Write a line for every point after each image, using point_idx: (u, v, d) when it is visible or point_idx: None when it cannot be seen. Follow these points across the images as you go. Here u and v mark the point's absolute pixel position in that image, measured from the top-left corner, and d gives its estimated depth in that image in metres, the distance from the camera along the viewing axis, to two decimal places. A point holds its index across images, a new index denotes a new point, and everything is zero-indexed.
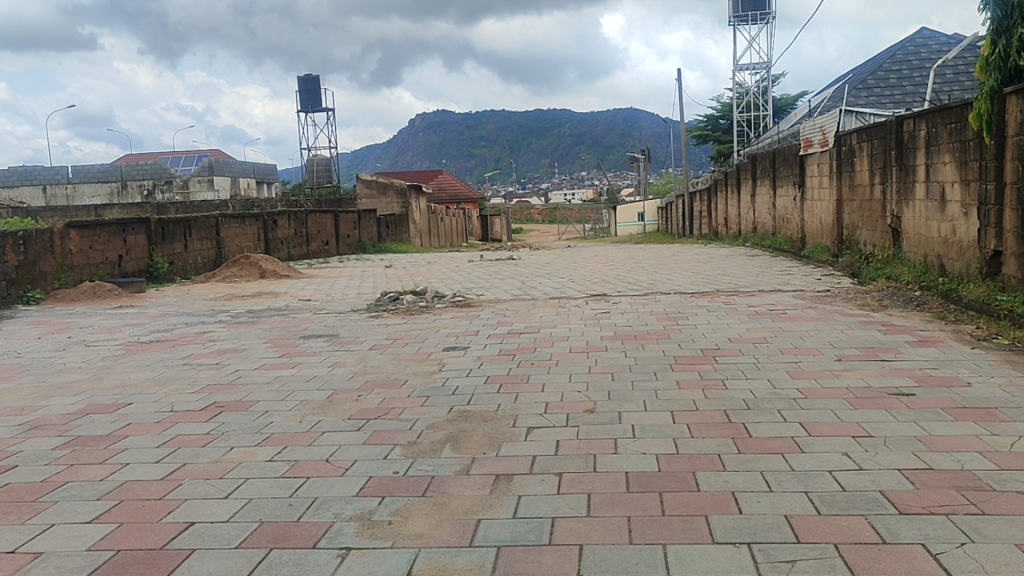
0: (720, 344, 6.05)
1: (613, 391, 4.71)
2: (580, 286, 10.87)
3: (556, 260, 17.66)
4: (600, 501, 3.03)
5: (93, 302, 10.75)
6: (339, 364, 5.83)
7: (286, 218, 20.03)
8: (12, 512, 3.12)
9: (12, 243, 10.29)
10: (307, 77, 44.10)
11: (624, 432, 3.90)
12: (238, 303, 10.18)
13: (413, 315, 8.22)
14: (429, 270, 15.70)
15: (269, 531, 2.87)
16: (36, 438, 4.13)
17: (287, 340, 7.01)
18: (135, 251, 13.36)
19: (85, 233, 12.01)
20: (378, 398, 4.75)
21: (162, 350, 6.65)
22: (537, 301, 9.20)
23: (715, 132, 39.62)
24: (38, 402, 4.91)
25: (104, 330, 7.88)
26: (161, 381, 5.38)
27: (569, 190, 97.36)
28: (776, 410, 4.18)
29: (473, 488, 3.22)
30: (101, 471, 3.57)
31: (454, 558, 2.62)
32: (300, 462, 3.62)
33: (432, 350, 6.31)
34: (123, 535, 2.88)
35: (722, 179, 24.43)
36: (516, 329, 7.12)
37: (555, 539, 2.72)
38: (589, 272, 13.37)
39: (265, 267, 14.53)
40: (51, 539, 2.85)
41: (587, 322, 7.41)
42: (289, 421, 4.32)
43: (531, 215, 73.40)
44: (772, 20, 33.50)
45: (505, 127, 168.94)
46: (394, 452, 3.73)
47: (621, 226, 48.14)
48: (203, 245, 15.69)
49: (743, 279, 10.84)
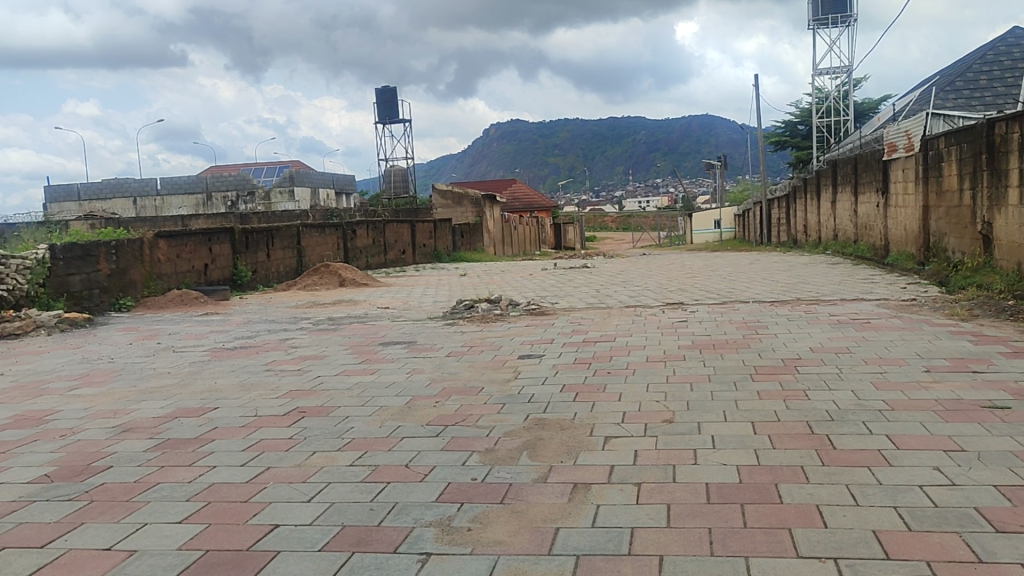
0: (802, 354, 5.91)
1: (692, 401, 4.65)
2: (655, 294, 10.76)
3: (630, 268, 17.44)
4: (681, 512, 3.00)
5: (182, 309, 11.13)
6: (417, 371, 5.90)
7: (365, 227, 20.36)
8: (108, 511, 3.24)
9: (105, 252, 10.77)
10: (385, 88, 45.10)
11: (703, 442, 3.85)
12: (318, 311, 10.38)
13: (489, 323, 8.27)
14: (504, 278, 15.79)
15: (351, 535, 2.91)
16: (128, 440, 4.28)
17: (366, 347, 7.13)
18: (220, 260, 13.77)
19: (173, 243, 12.45)
20: (456, 405, 4.79)
21: (247, 356, 6.83)
22: (612, 310, 9.08)
23: (795, 138, 38.87)
24: (130, 405, 5.10)
25: (192, 336, 8.14)
26: (246, 387, 5.53)
27: (643, 199, 96.48)
28: (861, 422, 4.07)
29: (552, 496, 3.22)
30: (190, 474, 3.67)
31: (534, 565, 2.62)
32: (380, 467, 3.68)
33: (508, 357, 6.33)
34: (211, 535, 2.96)
35: (802, 187, 23.91)
36: (592, 338, 7.10)
37: (635, 549, 2.70)
38: (665, 280, 13.31)
39: (344, 276, 14.79)
40: (143, 538, 2.96)
41: (664, 330, 7.35)
42: (369, 426, 4.39)
43: (606, 224, 73.08)
44: (853, 22, 32.66)
45: (577, 136, 169.13)
46: (472, 458, 3.76)
47: (698, 234, 47.37)
48: (285, 253, 16.09)
49: (824, 287, 10.63)
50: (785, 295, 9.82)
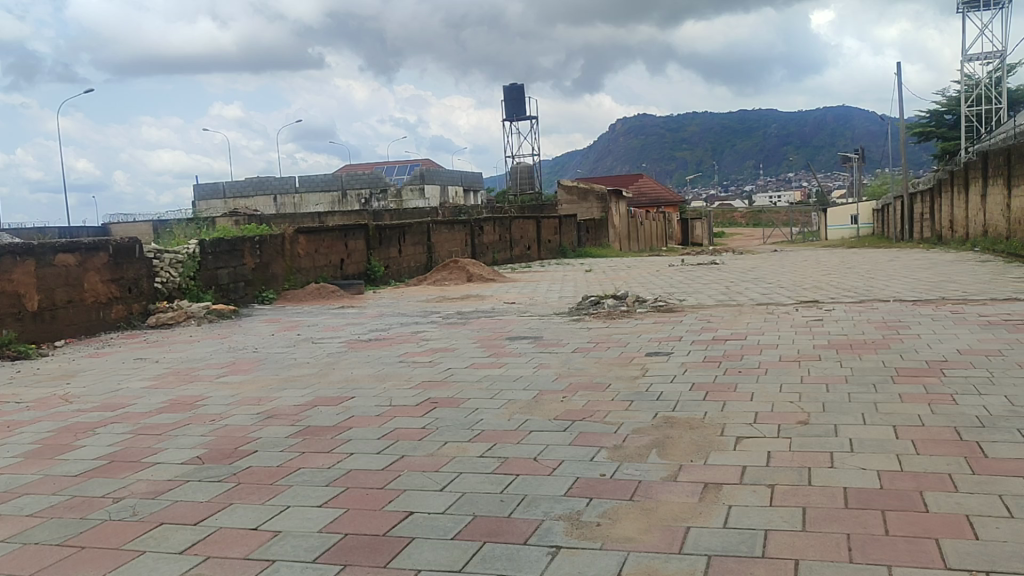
0: (948, 356, 5.61)
1: (828, 402, 4.50)
2: (788, 292, 10.44)
3: (762, 265, 16.98)
4: (817, 516, 2.91)
5: (319, 302, 11.60)
6: (544, 365, 5.94)
7: (492, 223, 20.64)
8: (255, 493, 3.43)
9: (250, 248, 11.37)
10: (512, 85, 45.49)
11: (841, 446, 3.72)
12: (447, 305, 10.61)
13: (616, 319, 8.23)
14: (630, 274, 15.67)
15: (482, 526, 2.97)
16: (272, 426, 4.51)
17: (494, 341, 7.23)
18: (355, 255, 14.26)
19: (312, 239, 12.98)
20: (583, 401, 4.81)
21: (380, 348, 7.07)
22: (743, 307, 8.87)
23: (940, 128, 36.83)
24: (273, 393, 5.37)
25: (329, 328, 8.48)
26: (380, 377, 5.73)
27: (774, 194, 93.62)
28: (1015, 430, 3.83)
29: (682, 495, 3.19)
30: (329, 460, 3.83)
31: (665, 563, 2.61)
32: (509, 459, 3.74)
33: (635, 354, 6.29)
34: (350, 519, 3.09)
35: (948, 179, 22.63)
36: (722, 336, 6.96)
37: (768, 552, 2.64)
38: (798, 278, 12.89)
39: (472, 271, 15.05)
40: (287, 520, 3.11)
41: (798, 329, 7.13)
42: (498, 419, 4.46)
43: (735, 220, 71.37)
44: (1008, 4, 30.64)
45: (705, 130, 165.79)
46: (601, 454, 3.76)
47: (833, 230, 45.59)
48: (415, 249, 16.50)
49: (973, 285, 10.04)
50: (930, 294, 9.33)
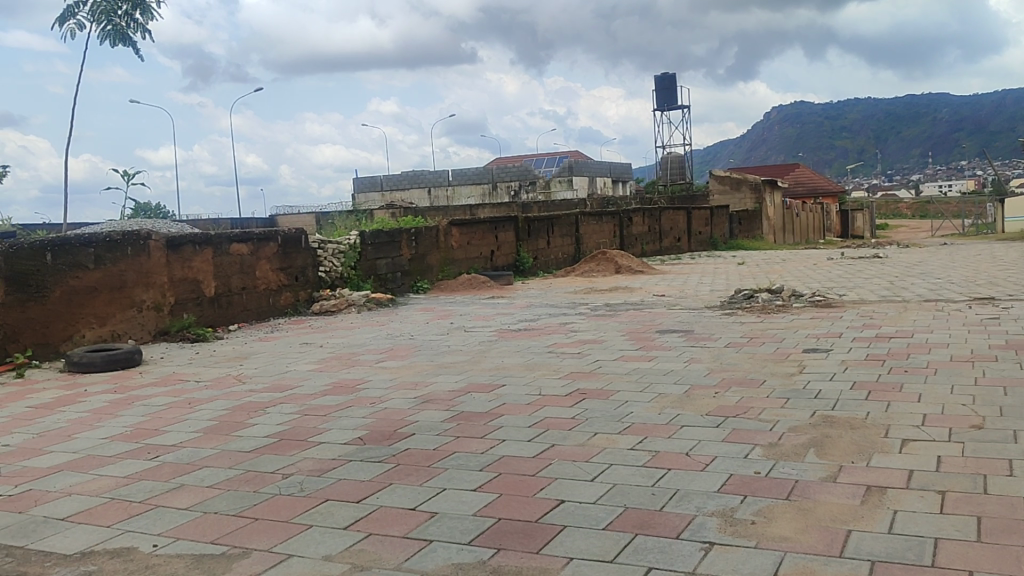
0: None
1: (1006, 407, 4.21)
2: (959, 288, 9.81)
3: (930, 259, 16.00)
4: (994, 527, 2.74)
5: (471, 292, 11.87)
6: (696, 360, 5.85)
7: (641, 215, 20.45)
8: (412, 474, 3.56)
9: (407, 239, 11.75)
10: (664, 75, 44.81)
11: (1021, 453, 3.47)
12: (596, 297, 10.61)
13: (770, 314, 7.99)
14: (785, 268, 15.16)
15: (634, 518, 2.97)
16: (427, 410, 4.66)
17: (644, 334, 7.18)
18: (505, 247, 14.48)
19: (465, 230, 13.29)
20: (737, 396, 4.71)
21: (530, 338, 7.16)
22: (909, 303, 8.41)
23: None
24: (428, 378, 5.55)
25: (480, 317, 8.66)
26: (530, 366, 5.81)
27: (944, 183, 87.94)
28: None
29: (843, 497, 3.08)
30: (482, 445, 3.93)
31: (824, 566, 2.53)
32: (660, 452, 3.71)
33: (791, 350, 6.09)
34: (503, 504, 3.16)
35: None
36: (885, 333, 6.63)
37: (939, 561, 2.51)
38: (971, 273, 12.08)
39: (621, 263, 14.97)
40: (443, 502, 3.21)
41: (970, 328, 6.70)
42: (648, 412, 4.44)
43: (900, 212, 67.58)
44: None
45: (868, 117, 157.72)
46: (755, 452, 3.68)
47: (1011, 222, 42.36)
48: (564, 240, 16.59)
49: None
50: None
